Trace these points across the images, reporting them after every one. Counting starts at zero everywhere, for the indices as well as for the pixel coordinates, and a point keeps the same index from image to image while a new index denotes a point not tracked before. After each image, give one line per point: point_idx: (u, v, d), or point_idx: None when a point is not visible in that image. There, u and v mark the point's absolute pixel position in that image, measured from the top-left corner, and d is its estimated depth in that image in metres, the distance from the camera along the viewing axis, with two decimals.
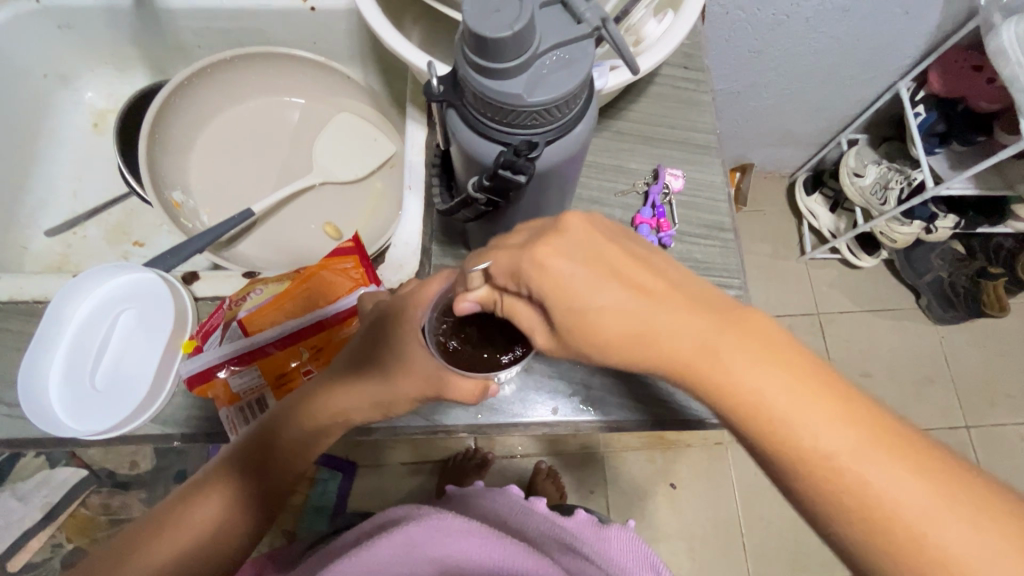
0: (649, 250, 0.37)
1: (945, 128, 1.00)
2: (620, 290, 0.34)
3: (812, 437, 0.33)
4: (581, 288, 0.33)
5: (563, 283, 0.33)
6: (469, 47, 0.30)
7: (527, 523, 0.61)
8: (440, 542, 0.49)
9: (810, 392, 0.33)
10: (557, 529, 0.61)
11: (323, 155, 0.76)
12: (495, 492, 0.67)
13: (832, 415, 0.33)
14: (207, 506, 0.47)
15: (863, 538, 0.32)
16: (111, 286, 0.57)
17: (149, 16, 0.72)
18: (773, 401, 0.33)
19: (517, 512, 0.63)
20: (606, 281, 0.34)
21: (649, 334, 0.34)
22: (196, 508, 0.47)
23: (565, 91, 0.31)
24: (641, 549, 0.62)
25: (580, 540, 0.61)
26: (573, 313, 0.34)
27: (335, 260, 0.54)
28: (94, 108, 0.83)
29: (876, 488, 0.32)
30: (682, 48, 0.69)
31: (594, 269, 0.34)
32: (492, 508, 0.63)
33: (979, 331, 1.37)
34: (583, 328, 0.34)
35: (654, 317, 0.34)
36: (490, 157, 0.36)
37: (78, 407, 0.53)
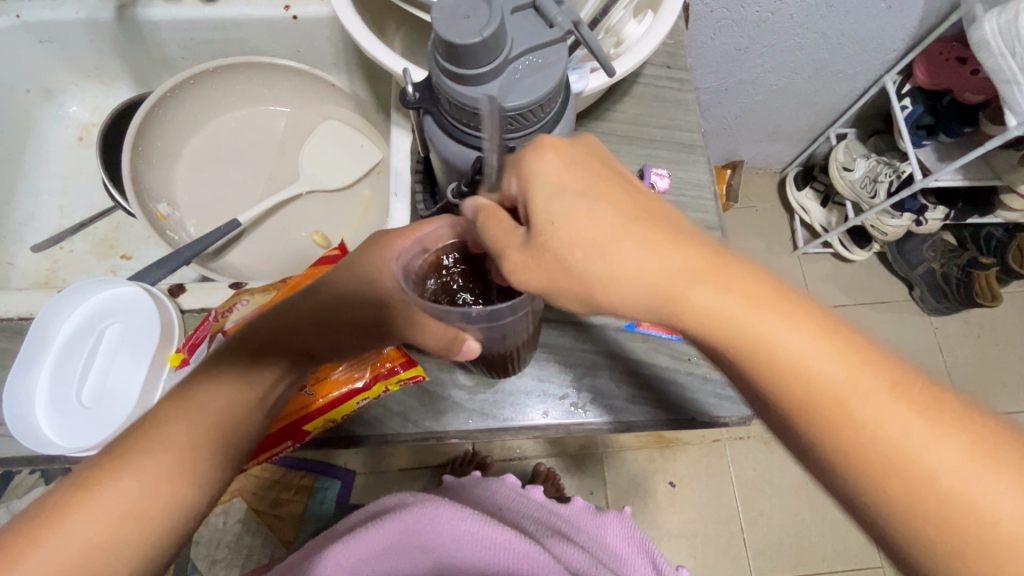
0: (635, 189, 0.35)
1: (931, 120, 1.01)
2: (602, 224, 0.32)
3: (810, 373, 0.30)
4: (575, 206, 0.32)
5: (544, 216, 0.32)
6: (441, 54, 0.30)
7: (524, 511, 0.62)
8: (431, 529, 0.53)
9: (807, 328, 0.31)
10: (553, 516, 0.63)
11: (310, 163, 0.75)
12: (493, 481, 0.67)
13: (829, 350, 0.30)
14: (152, 465, 0.36)
15: (869, 485, 0.30)
16: (96, 301, 0.56)
17: (131, 29, 0.72)
18: (795, 351, 0.30)
19: (514, 501, 0.64)
20: (587, 215, 0.32)
21: (644, 263, 0.31)
22: (136, 465, 0.36)
23: (539, 95, 0.31)
24: (637, 536, 0.63)
25: (576, 528, 0.63)
26: (561, 229, 0.32)
27: (323, 269, 0.55)
28: (79, 122, 0.83)
29: (879, 430, 0.29)
30: (665, 47, 0.69)
31: (588, 186, 0.33)
32: (489, 495, 0.64)
33: (973, 321, 1.38)
34: (569, 241, 0.32)
35: (635, 252, 0.32)
36: (468, 163, 0.36)
37: (64, 423, 0.52)
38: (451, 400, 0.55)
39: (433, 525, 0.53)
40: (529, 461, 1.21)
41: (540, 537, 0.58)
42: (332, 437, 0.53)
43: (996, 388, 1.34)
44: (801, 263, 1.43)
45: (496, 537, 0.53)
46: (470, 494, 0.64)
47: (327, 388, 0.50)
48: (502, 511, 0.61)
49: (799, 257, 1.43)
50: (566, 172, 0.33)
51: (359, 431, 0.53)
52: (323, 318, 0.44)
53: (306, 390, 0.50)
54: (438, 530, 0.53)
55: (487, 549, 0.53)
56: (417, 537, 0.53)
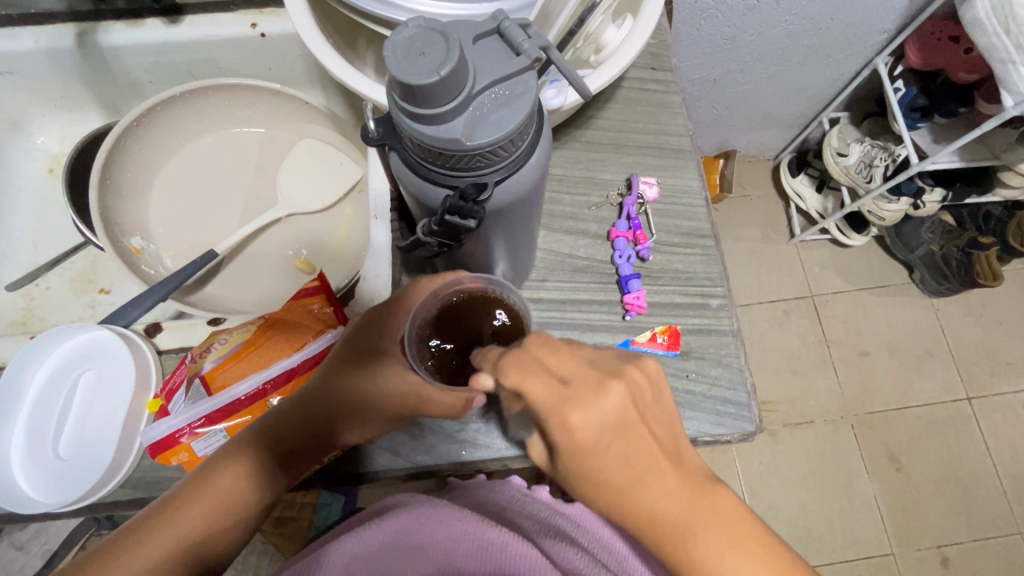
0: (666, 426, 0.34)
1: (925, 101, 0.96)
2: (626, 464, 0.32)
3: None
4: (614, 472, 0.32)
5: (580, 446, 0.32)
6: (398, 94, 0.27)
7: (528, 513, 0.51)
8: (431, 527, 0.44)
9: None
10: (559, 518, 0.51)
11: (287, 185, 0.73)
12: (496, 482, 0.56)
13: None
14: (223, 491, 0.42)
15: None
16: (66, 348, 0.54)
17: (93, 55, 0.69)
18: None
19: (518, 502, 0.53)
20: (613, 455, 0.32)
21: (654, 527, 0.32)
22: (212, 491, 0.42)
23: (508, 130, 0.28)
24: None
25: (584, 529, 0.51)
26: (593, 489, 0.33)
27: (301, 302, 0.53)
28: (50, 153, 0.80)
29: None
30: (649, 47, 0.66)
31: (620, 446, 0.32)
32: (491, 495, 0.53)
33: (975, 301, 1.36)
34: (594, 497, 0.33)
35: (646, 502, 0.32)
36: (439, 200, 0.34)
37: (41, 479, 0.51)
38: (441, 431, 0.53)
39: (425, 524, 0.45)
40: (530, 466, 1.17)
41: (539, 537, 0.47)
42: (322, 476, 0.52)
43: (1001, 368, 1.32)
44: (799, 251, 1.40)
45: (492, 537, 0.43)
46: (471, 491, 0.54)
47: None
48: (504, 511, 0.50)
49: (797, 245, 1.41)
50: (600, 435, 0.32)
51: (348, 468, 0.52)
52: (371, 365, 0.44)
53: None
54: (431, 530, 0.44)
55: (479, 551, 0.42)
56: (406, 535, 0.44)
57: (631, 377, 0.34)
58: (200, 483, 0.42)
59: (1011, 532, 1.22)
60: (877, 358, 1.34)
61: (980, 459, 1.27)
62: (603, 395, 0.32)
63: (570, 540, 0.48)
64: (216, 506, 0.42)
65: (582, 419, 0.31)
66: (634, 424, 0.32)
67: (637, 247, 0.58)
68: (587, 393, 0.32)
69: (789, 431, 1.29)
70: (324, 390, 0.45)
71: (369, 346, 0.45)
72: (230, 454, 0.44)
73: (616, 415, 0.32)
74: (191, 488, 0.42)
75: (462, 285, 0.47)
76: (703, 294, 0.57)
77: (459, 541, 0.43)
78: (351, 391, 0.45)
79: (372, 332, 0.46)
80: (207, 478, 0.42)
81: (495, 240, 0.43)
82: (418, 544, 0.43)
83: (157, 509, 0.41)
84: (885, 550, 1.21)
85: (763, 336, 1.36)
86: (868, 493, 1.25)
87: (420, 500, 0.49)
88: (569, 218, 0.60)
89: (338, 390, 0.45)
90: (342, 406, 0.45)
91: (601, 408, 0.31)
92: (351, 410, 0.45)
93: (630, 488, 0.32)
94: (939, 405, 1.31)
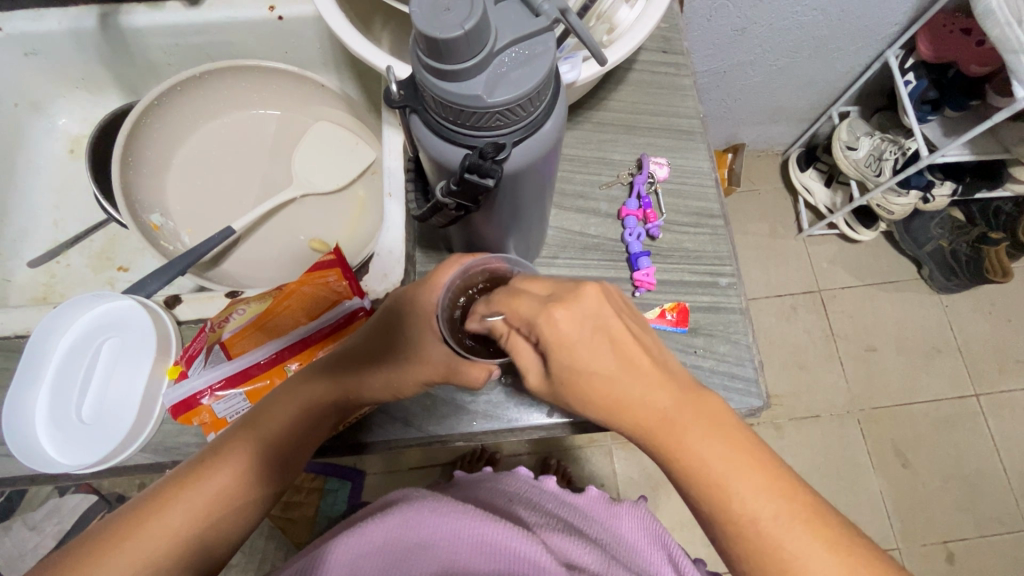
0: (643, 328, 0.39)
1: (936, 94, 0.96)
2: (609, 357, 0.36)
3: (743, 508, 0.35)
4: (600, 366, 0.36)
5: (565, 339, 0.36)
6: (423, 50, 0.28)
7: (535, 503, 0.51)
8: (434, 522, 0.43)
9: (749, 465, 0.36)
10: (565, 510, 0.51)
11: (302, 166, 0.74)
12: (503, 474, 0.56)
13: (761, 489, 0.35)
14: (221, 480, 0.43)
15: None
16: (90, 316, 0.56)
17: (115, 37, 0.70)
18: (714, 470, 0.36)
19: (526, 494, 0.53)
20: (601, 349, 0.36)
21: (630, 405, 0.36)
22: (209, 479, 0.42)
23: (527, 89, 0.29)
24: (655, 529, 0.52)
25: (590, 519, 0.51)
26: (581, 383, 0.36)
27: (316, 274, 0.53)
28: (70, 134, 0.82)
29: (792, 556, 0.34)
30: (660, 32, 0.67)
31: (599, 342, 0.36)
32: (498, 488, 0.53)
33: (984, 297, 1.36)
34: (579, 387, 0.36)
35: (627, 390, 0.36)
36: (457, 162, 0.35)
37: (66, 441, 0.52)
38: (452, 403, 0.54)
39: (426, 518, 0.43)
40: (536, 455, 1.17)
41: (545, 529, 0.46)
42: (334, 445, 0.53)
43: (1010, 364, 1.32)
44: (807, 245, 1.41)
45: (496, 534, 0.41)
46: (478, 484, 0.54)
47: None
48: (511, 501, 0.50)
49: (805, 239, 1.41)
50: (580, 328, 0.36)
51: (362, 437, 0.53)
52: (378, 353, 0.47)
53: None
54: (433, 525, 0.42)
55: (486, 551, 0.41)
56: (409, 534, 0.42)
57: (604, 285, 0.38)
58: (212, 459, 0.43)
59: (1017, 528, 1.22)
60: (884, 354, 1.34)
61: (987, 456, 1.27)
62: (582, 298, 0.36)
63: (577, 530, 0.47)
64: (224, 484, 0.43)
65: (569, 316, 0.36)
66: (609, 322, 0.37)
67: (647, 225, 0.59)
68: (570, 296, 0.36)
69: (795, 424, 1.29)
70: (338, 384, 0.46)
71: (375, 341, 0.48)
72: (227, 446, 0.44)
73: (595, 315, 0.36)
74: (203, 463, 0.43)
75: (488, 264, 0.49)
76: (711, 274, 0.58)
77: (461, 538, 0.41)
78: (366, 383, 0.47)
79: (382, 329, 0.48)
80: (204, 467, 0.43)
81: (510, 210, 0.44)
82: (422, 540, 0.42)
83: (169, 485, 0.42)
84: (890, 544, 1.21)
85: (769, 330, 1.36)
86: (873, 488, 1.25)
87: (422, 494, 0.47)
88: (580, 197, 0.61)
89: (362, 373, 0.47)
90: (361, 391, 0.47)
91: (583, 309, 0.36)
92: (373, 394, 0.47)
93: (610, 375, 0.36)
94: (947, 402, 1.30)
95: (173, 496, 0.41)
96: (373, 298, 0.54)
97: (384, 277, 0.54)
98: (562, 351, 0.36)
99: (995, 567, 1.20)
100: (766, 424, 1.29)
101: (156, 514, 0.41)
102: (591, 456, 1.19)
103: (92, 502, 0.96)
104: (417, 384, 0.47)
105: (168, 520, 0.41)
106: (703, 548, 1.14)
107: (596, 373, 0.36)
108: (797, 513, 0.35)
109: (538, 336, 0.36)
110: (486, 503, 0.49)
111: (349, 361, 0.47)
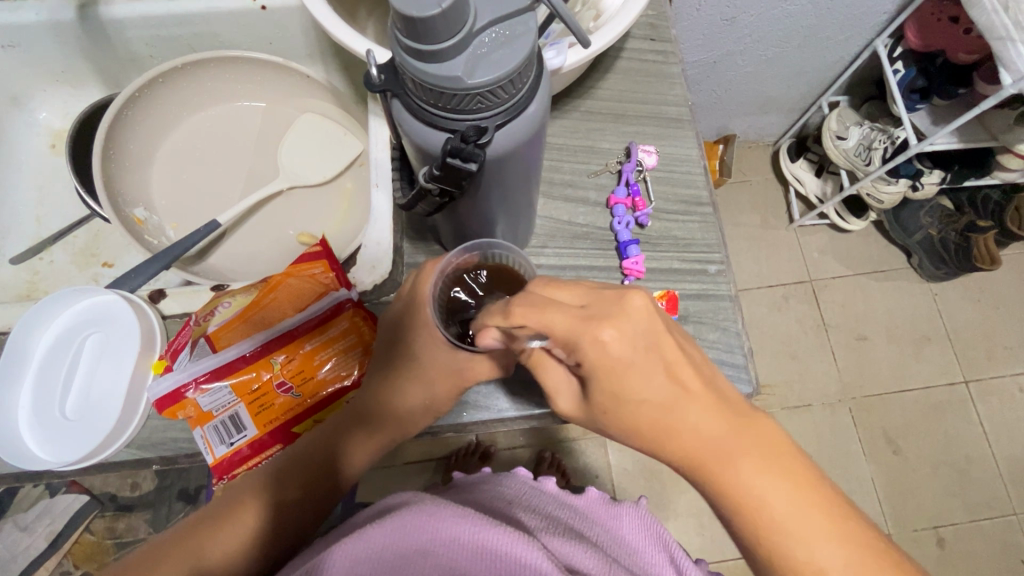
0: (698, 354, 0.40)
1: (924, 82, 0.96)
2: (661, 380, 0.37)
3: (802, 545, 0.36)
4: (642, 389, 0.37)
5: (616, 361, 0.36)
6: (401, 31, 0.28)
7: (536, 506, 0.50)
8: (432, 528, 0.41)
9: (805, 500, 0.37)
10: (566, 512, 0.51)
11: (289, 158, 0.73)
12: (502, 475, 0.55)
13: (820, 526, 0.36)
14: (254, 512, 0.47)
15: None
16: (73, 311, 0.55)
17: (95, 28, 0.69)
18: (760, 493, 0.37)
19: (526, 496, 0.52)
20: (653, 372, 0.37)
21: (679, 432, 0.38)
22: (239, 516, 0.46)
23: (509, 68, 0.29)
24: (656, 529, 0.51)
25: (591, 521, 0.50)
26: (626, 401, 0.37)
27: (303, 266, 0.53)
28: (51, 128, 0.80)
29: None
30: (647, 19, 0.66)
31: (651, 362, 0.37)
32: (497, 490, 0.52)
33: (973, 286, 1.37)
34: (625, 410, 0.38)
35: (677, 414, 0.38)
36: (439, 147, 0.34)
37: (49, 438, 0.51)
38: None
39: (425, 524, 0.41)
40: (530, 449, 1.17)
41: (545, 533, 0.44)
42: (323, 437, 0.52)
43: (999, 351, 1.33)
44: (798, 236, 1.41)
45: (498, 540, 0.40)
46: (475, 487, 0.53)
47: (313, 387, 0.51)
48: (510, 506, 0.49)
49: (796, 230, 1.41)
50: (632, 349, 0.36)
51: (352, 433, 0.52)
52: (399, 385, 0.48)
53: (292, 391, 0.51)
54: (432, 531, 0.41)
55: (484, 557, 0.39)
56: (405, 542, 0.40)
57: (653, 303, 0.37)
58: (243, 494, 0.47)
59: (1006, 513, 1.24)
60: (875, 342, 1.35)
61: (977, 442, 1.28)
62: (631, 317, 0.36)
63: (578, 534, 0.47)
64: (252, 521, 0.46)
65: (620, 341, 0.35)
66: (655, 340, 0.37)
67: (635, 213, 0.59)
68: (615, 309, 0.36)
69: (787, 414, 1.30)
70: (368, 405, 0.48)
71: (393, 364, 0.48)
72: (257, 485, 0.47)
73: (644, 334, 0.36)
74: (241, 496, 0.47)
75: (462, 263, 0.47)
76: (701, 261, 0.58)
77: (462, 544, 0.40)
78: (391, 400, 0.48)
79: (400, 352, 0.48)
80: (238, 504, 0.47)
81: (496, 198, 0.44)
82: (423, 546, 0.40)
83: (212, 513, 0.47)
84: (882, 531, 1.22)
85: (761, 321, 1.37)
86: (865, 475, 1.26)
87: (422, 497, 0.45)
88: (568, 185, 0.60)
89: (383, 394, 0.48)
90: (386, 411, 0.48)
91: (632, 327, 0.36)
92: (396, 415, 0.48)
93: (656, 399, 0.37)
94: (936, 389, 1.32)
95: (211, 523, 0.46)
96: (360, 289, 0.54)
97: (372, 269, 0.55)
98: (610, 375, 0.36)
99: (986, 552, 1.21)
100: (759, 413, 1.29)
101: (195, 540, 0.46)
102: (586, 449, 1.19)
103: (82, 503, 0.95)
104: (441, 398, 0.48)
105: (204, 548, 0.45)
106: (698, 537, 1.15)
107: (642, 398, 0.37)
108: (849, 546, 0.36)
109: (584, 357, 0.36)
110: (485, 507, 0.48)
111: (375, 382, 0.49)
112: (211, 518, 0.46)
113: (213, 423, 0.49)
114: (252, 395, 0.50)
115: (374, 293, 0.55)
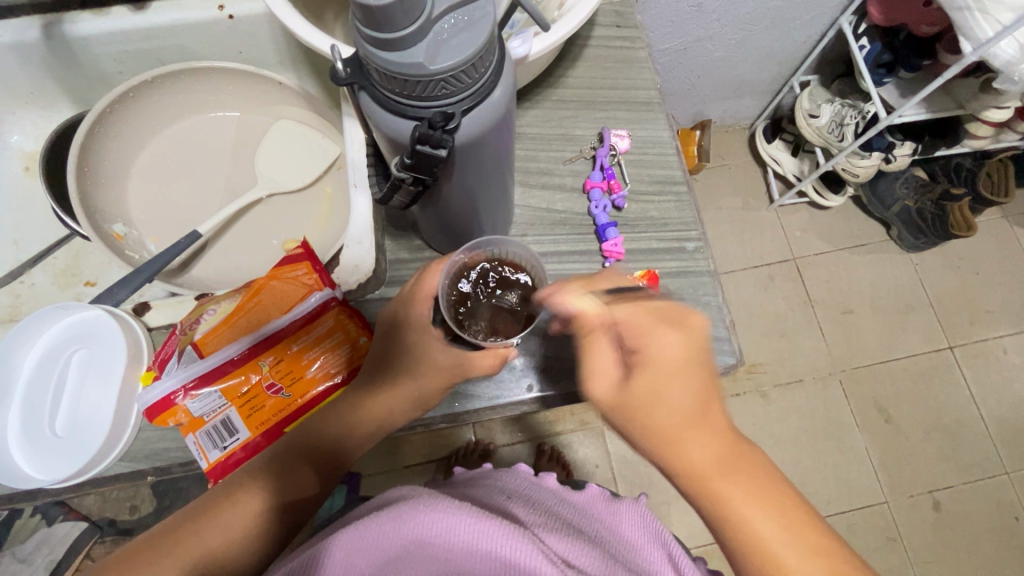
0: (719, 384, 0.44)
1: (890, 56, 0.97)
2: (690, 392, 0.40)
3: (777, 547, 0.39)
4: (681, 399, 0.40)
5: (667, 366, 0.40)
6: (360, 22, 0.29)
7: (535, 499, 0.49)
8: (427, 523, 0.39)
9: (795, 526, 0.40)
10: (567, 507, 0.49)
11: (265, 166, 0.74)
12: (503, 472, 0.55)
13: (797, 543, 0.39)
14: (249, 504, 0.45)
15: None
16: (56, 329, 0.55)
17: (62, 48, 0.68)
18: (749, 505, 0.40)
19: (526, 490, 0.51)
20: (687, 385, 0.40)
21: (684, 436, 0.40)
22: (239, 507, 0.45)
23: (469, 52, 0.30)
24: (655, 527, 0.50)
25: (591, 517, 0.49)
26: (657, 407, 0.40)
27: (286, 269, 0.53)
28: (24, 151, 0.80)
29: None
30: (613, 6, 0.67)
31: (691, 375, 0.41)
32: (499, 485, 0.51)
33: (951, 253, 1.40)
34: (650, 414, 0.40)
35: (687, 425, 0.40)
36: (407, 135, 0.35)
37: (41, 456, 0.52)
38: None
39: (422, 518, 0.39)
40: (528, 444, 1.17)
41: (544, 528, 0.42)
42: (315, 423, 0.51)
43: (981, 315, 1.36)
44: (778, 215, 1.43)
45: (492, 538, 0.38)
46: (477, 482, 0.53)
47: (304, 386, 0.52)
48: (509, 499, 0.48)
49: (776, 210, 1.43)
50: (684, 356, 0.41)
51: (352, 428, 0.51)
52: (382, 391, 0.48)
53: (282, 391, 0.51)
54: (428, 525, 0.39)
55: (479, 553, 0.38)
56: (397, 540, 0.39)
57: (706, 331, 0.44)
58: (236, 486, 0.46)
59: (998, 473, 1.26)
60: (860, 315, 1.37)
61: (965, 404, 1.31)
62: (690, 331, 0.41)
63: (577, 529, 0.45)
64: (248, 513, 0.45)
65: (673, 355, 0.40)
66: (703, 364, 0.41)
67: (612, 196, 0.60)
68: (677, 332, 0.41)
69: (779, 391, 1.31)
70: (360, 409, 0.48)
71: (386, 364, 0.48)
72: (254, 480, 0.46)
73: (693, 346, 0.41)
74: (231, 489, 0.46)
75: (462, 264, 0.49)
76: (678, 239, 0.59)
77: (458, 542, 0.38)
78: (382, 397, 0.48)
79: (393, 350, 0.48)
80: (231, 500, 0.45)
81: (473, 187, 0.45)
82: (418, 539, 0.38)
83: (206, 501, 0.45)
84: (879, 499, 1.24)
85: (749, 301, 1.38)
86: (859, 446, 1.28)
87: (421, 491, 0.43)
88: (545, 173, 0.61)
89: (371, 397, 0.48)
90: (380, 416, 0.48)
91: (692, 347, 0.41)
92: (387, 415, 0.48)
93: (684, 416, 0.40)
94: (923, 356, 1.34)
95: (203, 515, 0.44)
96: (345, 289, 0.55)
97: (355, 268, 0.55)
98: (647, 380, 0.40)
99: (981, 512, 1.24)
100: (752, 393, 1.30)
101: (186, 532, 0.44)
102: (584, 439, 1.19)
103: (82, 529, 0.94)
104: (433, 393, 0.48)
105: (203, 542, 0.43)
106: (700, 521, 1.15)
107: (676, 406, 0.40)
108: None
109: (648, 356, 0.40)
110: (483, 502, 0.47)
111: (366, 383, 0.49)
112: (209, 506, 0.45)
113: (205, 429, 0.50)
114: (243, 398, 0.51)
115: (359, 292, 0.56)
